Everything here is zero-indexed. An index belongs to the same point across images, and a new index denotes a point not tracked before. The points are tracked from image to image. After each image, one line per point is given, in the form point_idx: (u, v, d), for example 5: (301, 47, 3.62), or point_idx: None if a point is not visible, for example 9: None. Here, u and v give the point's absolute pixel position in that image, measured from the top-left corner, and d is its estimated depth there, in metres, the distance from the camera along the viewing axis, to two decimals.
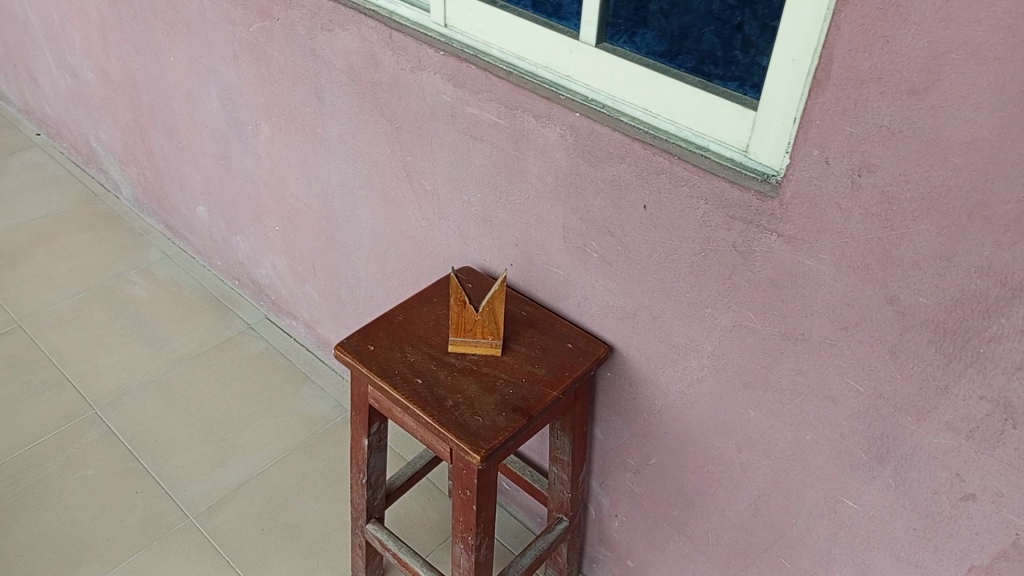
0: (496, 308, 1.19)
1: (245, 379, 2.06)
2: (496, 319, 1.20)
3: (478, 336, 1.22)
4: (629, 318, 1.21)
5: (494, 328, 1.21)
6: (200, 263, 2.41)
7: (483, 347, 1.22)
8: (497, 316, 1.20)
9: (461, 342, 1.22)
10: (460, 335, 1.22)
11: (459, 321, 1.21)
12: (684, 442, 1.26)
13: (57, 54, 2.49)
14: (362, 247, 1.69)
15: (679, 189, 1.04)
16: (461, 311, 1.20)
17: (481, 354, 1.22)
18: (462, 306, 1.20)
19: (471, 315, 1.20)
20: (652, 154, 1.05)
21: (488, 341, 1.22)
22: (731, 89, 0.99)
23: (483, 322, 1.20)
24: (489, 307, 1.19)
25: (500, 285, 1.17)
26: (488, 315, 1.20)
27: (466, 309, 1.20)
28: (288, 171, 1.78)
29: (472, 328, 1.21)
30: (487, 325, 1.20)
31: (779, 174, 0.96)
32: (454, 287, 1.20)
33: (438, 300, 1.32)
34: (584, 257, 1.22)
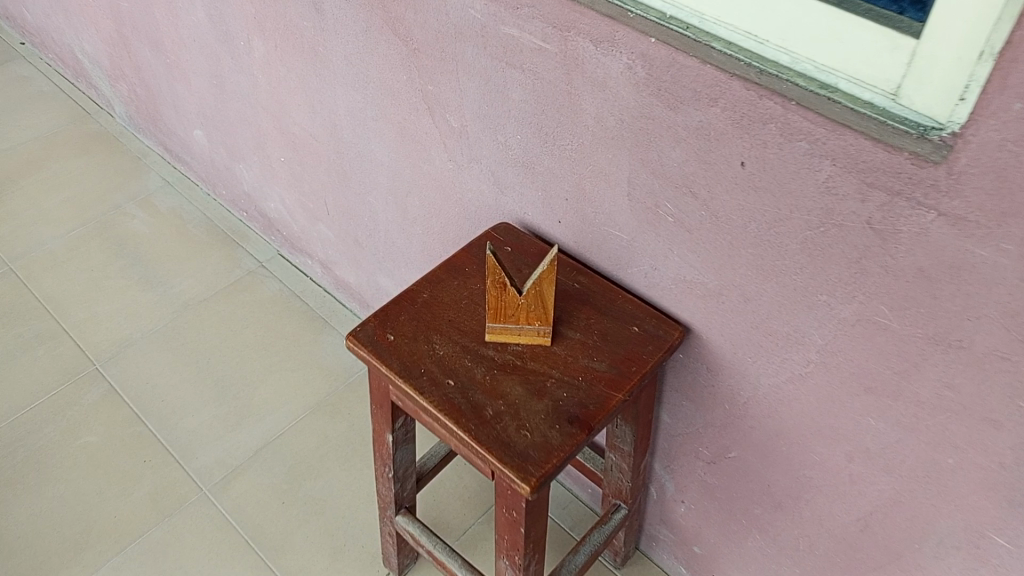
0: (544, 290, 0.95)
1: (257, 326, 1.86)
2: (545, 304, 0.96)
3: (521, 323, 0.98)
4: (711, 297, 0.96)
5: (542, 313, 0.97)
6: (204, 192, 2.18)
7: (529, 335, 0.99)
8: (546, 301, 0.96)
9: (502, 330, 0.99)
10: (499, 323, 0.98)
11: (498, 306, 0.97)
12: (776, 441, 1.04)
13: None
14: (379, 187, 1.44)
15: (794, 144, 0.77)
16: (500, 295, 0.96)
17: (526, 343, 0.99)
18: (501, 289, 0.96)
19: (513, 299, 0.96)
20: (758, 97, 0.77)
21: (534, 328, 0.98)
22: (879, 6, 0.68)
23: (526, 307, 0.96)
24: (536, 289, 0.95)
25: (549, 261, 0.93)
26: (534, 299, 0.95)
27: (506, 291, 0.96)
28: (289, 95, 1.51)
29: (513, 315, 0.97)
30: (534, 310, 0.96)
31: (948, 130, 0.68)
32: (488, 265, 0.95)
33: (469, 273, 1.07)
34: (654, 221, 0.96)
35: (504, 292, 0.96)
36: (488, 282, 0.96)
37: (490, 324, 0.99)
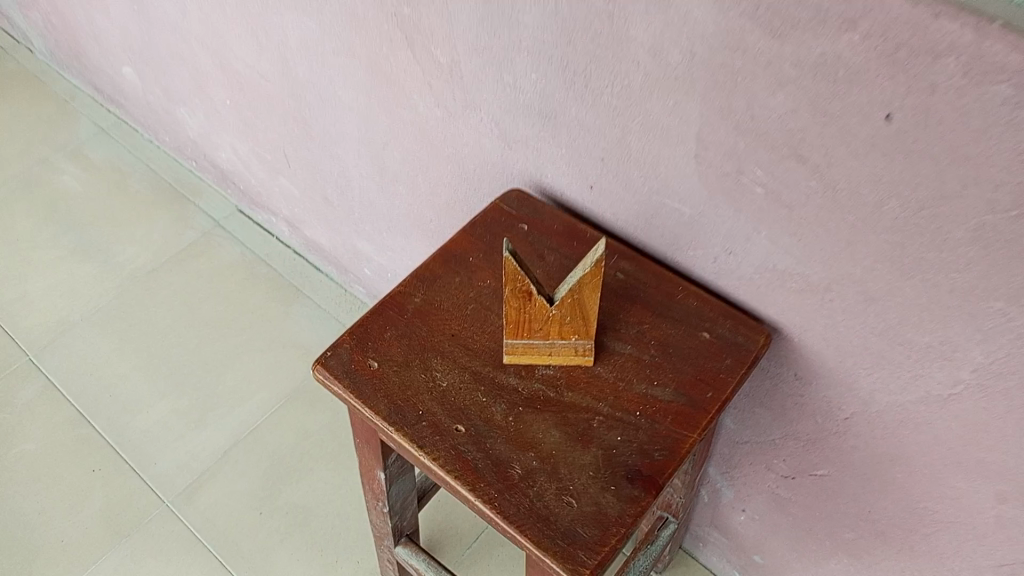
0: (584, 298, 0.69)
1: (218, 300, 1.58)
2: (585, 316, 0.70)
3: (551, 340, 0.72)
4: (812, 293, 0.71)
5: (581, 327, 0.71)
6: (145, 138, 1.86)
7: (562, 354, 0.73)
8: (587, 312, 0.70)
9: (525, 349, 0.74)
10: (521, 341, 0.73)
11: (521, 321, 0.71)
12: (888, 464, 0.80)
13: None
14: (348, 139, 1.15)
15: (990, 89, 0.49)
16: (523, 306, 0.70)
17: (557, 364, 0.74)
18: (524, 299, 0.70)
19: (541, 312, 0.70)
20: (933, 16, 0.49)
21: (569, 344, 0.73)
22: None
23: (559, 321, 0.71)
24: (573, 298, 0.69)
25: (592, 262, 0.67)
26: (570, 310, 0.70)
27: (533, 302, 0.70)
28: (226, 23, 1.19)
29: (541, 330, 0.72)
30: (570, 324, 0.71)
31: None
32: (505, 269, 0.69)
33: (475, 267, 0.81)
34: (732, 193, 0.69)
35: (530, 303, 0.70)
36: (506, 290, 0.70)
37: (510, 342, 0.73)
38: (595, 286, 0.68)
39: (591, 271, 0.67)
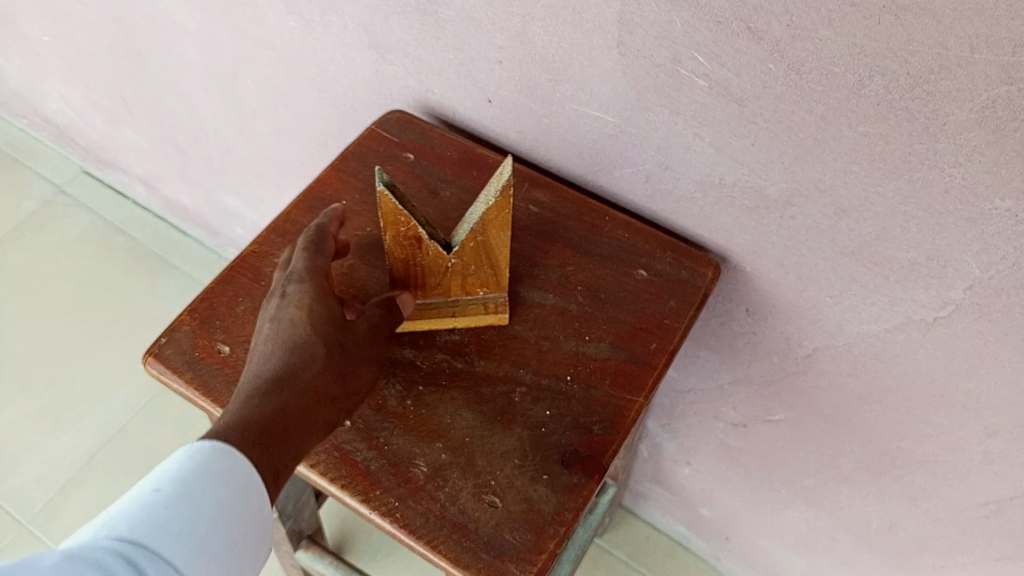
0: (493, 242, 0.55)
1: (68, 279, 1.36)
2: (495, 263, 0.57)
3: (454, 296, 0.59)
4: (766, 210, 0.57)
5: (490, 277, 0.58)
6: None
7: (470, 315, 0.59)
8: (497, 258, 0.56)
9: (421, 312, 0.59)
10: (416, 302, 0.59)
11: (415, 274, 0.57)
12: (857, 407, 0.68)
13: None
14: (191, 69, 0.95)
15: None
16: (417, 258, 0.56)
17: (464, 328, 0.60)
18: (416, 250, 0.55)
19: (440, 263, 0.56)
20: None
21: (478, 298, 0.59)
22: None
23: (463, 273, 0.57)
24: (478, 243, 0.55)
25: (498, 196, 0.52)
26: (475, 257, 0.56)
27: (427, 252, 0.55)
28: None
29: (438, 285, 0.58)
30: (475, 274, 0.57)
31: None
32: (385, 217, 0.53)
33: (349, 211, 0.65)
34: (665, 88, 0.54)
35: (425, 253, 0.55)
36: (387, 241, 0.55)
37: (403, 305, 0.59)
38: (506, 226, 0.54)
39: (500, 209, 0.53)
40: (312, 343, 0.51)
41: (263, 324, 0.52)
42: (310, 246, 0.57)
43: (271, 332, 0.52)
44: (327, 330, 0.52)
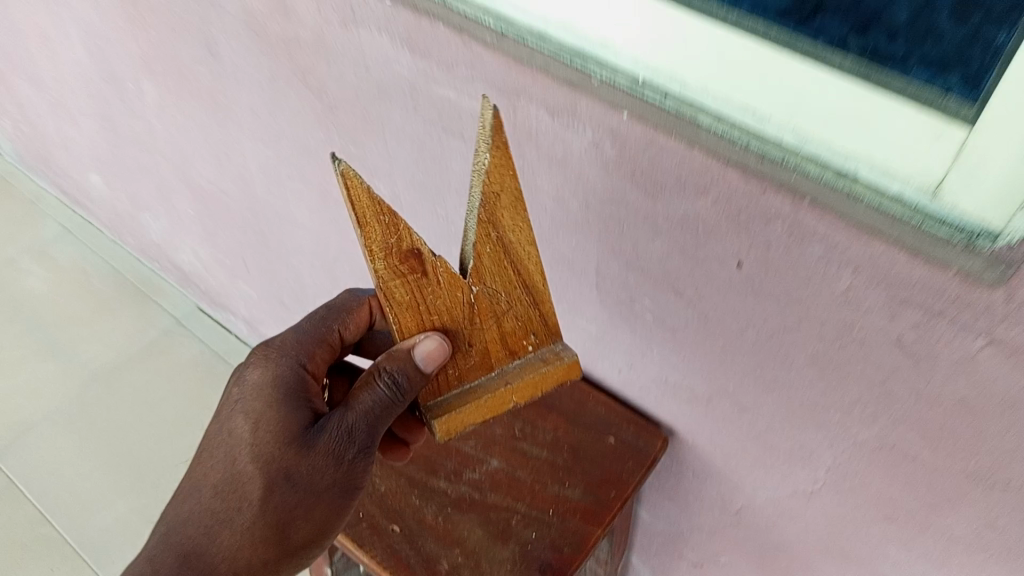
0: (507, 230, 0.62)
1: (177, 398, 1.65)
2: (515, 262, 0.63)
3: (494, 342, 0.65)
4: (697, 403, 0.82)
5: (515, 288, 0.64)
6: (108, 239, 1.88)
7: (528, 371, 0.66)
8: (517, 253, 0.63)
9: (463, 402, 0.65)
10: (454, 355, 0.64)
11: (442, 321, 0.63)
12: (775, 553, 0.89)
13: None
14: (304, 251, 1.26)
15: (808, 248, 0.62)
16: (435, 292, 0.62)
17: (524, 396, 0.66)
18: (426, 280, 0.61)
19: (463, 285, 0.62)
20: (763, 192, 0.62)
21: (525, 349, 0.67)
22: (917, 82, 0.53)
23: (485, 293, 0.64)
24: (496, 237, 0.62)
25: (494, 151, 0.57)
26: (495, 264, 0.63)
27: (444, 279, 0.62)
28: (190, 146, 1.27)
29: (470, 339, 0.64)
30: (499, 306, 0.64)
31: (999, 239, 0.53)
32: (373, 248, 0.59)
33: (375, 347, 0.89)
34: (627, 316, 0.81)
35: (442, 283, 0.62)
36: (385, 275, 0.60)
37: (445, 373, 0.64)
38: (514, 202, 0.61)
39: (498, 172, 0.59)
40: (260, 450, 0.70)
41: (230, 421, 0.72)
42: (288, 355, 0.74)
43: (229, 448, 0.71)
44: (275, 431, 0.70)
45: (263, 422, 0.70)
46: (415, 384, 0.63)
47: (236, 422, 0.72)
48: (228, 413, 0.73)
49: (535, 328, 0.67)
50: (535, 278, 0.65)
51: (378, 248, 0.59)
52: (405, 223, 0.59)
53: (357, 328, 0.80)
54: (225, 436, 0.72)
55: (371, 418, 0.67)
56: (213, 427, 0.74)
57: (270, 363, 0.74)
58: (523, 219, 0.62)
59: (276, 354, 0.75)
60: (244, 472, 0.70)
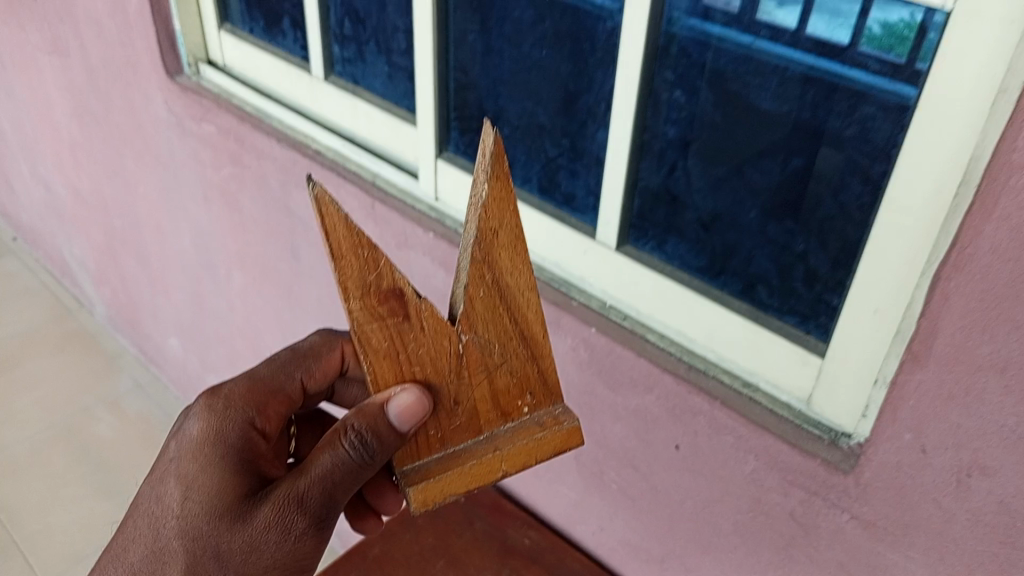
0: (503, 271, 0.61)
1: None
2: (511, 310, 0.62)
3: (483, 401, 0.64)
4: (655, 562, 0.99)
5: (512, 341, 0.63)
6: (174, 395, 2.11)
7: (520, 437, 0.65)
8: (513, 300, 0.62)
9: (450, 462, 0.64)
10: (436, 411, 0.63)
11: (425, 373, 0.62)
12: None
13: (6, 158, 2.20)
14: None
15: (722, 437, 0.81)
16: (418, 340, 0.61)
17: (515, 464, 0.65)
18: (408, 325, 0.60)
19: (452, 333, 0.61)
20: (687, 391, 0.81)
21: (519, 411, 0.66)
22: (789, 323, 0.78)
23: (475, 342, 0.62)
24: (490, 279, 0.60)
25: (492, 179, 0.56)
26: (490, 308, 0.62)
27: (429, 324, 0.60)
28: (263, 323, 1.53)
29: (465, 399, 0.64)
30: (491, 354, 0.63)
31: (853, 438, 0.74)
32: (348, 283, 0.58)
33: (343, 397, 0.93)
34: (599, 484, 1.01)
35: (427, 330, 0.60)
36: (358, 315, 0.59)
37: (424, 432, 0.64)
38: (513, 241, 0.60)
39: (498, 206, 0.58)
40: (193, 521, 0.71)
41: (169, 486, 0.74)
42: (241, 421, 0.78)
43: (165, 516, 0.73)
44: (212, 497, 0.72)
45: (199, 490, 0.72)
46: (385, 440, 0.63)
47: (169, 488, 0.74)
48: (163, 474, 0.75)
49: (531, 387, 0.66)
50: (534, 329, 0.64)
51: (354, 284, 0.58)
52: (385, 258, 0.58)
53: (318, 379, 0.86)
54: (156, 503, 0.74)
55: (323, 486, 0.69)
56: (145, 491, 0.76)
57: (215, 420, 0.77)
58: (522, 259, 0.61)
59: (223, 409, 0.78)
60: (173, 545, 0.71)
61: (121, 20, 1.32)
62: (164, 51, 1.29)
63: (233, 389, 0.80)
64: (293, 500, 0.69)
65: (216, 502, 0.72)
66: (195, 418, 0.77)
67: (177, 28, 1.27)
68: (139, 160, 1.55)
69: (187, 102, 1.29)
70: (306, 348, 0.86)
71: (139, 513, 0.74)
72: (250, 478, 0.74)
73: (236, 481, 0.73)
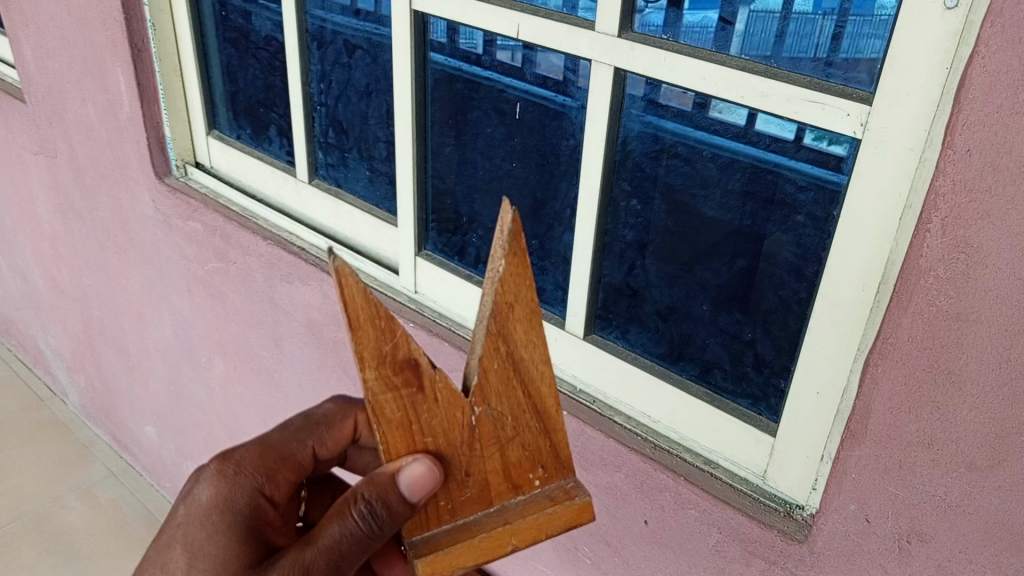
0: (518, 345, 0.57)
1: None
2: (525, 383, 0.59)
3: (494, 474, 0.61)
4: None
5: (525, 414, 0.59)
6: (148, 483, 2.13)
7: (531, 512, 0.61)
8: (528, 373, 0.58)
9: (461, 535, 0.61)
10: (447, 484, 0.60)
11: (438, 445, 0.59)
12: None
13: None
14: None
15: (686, 511, 0.87)
16: (431, 411, 0.58)
17: (525, 539, 0.61)
18: (422, 397, 0.57)
19: (465, 405, 0.58)
20: (653, 469, 0.88)
21: (531, 484, 0.62)
22: (743, 405, 0.86)
23: (489, 415, 0.59)
24: (505, 352, 0.57)
25: (508, 255, 0.52)
26: (505, 381, 0.58)
27: (443, 396, 0.58)
28: (243, 409, 1.57)
29: (478, 470, 0.61)
30: (505, 425, 0.59)
31: (806, 509, 0.81)
32: (364, 352, 0.55)
33: (356, 463, 0.86)
34: (574, 559, 1.06)
35: (441, 401, 0.58)
36: (372, 386, 0.56)
37: (434, 504, 0.61)
38: (529, 314, 0.56)
39: (513, 281, 0.54)
40: None
41: (173, 556, 0.70)
42: (248, 492, 0.72)
43: None
44: (215, 570, 0.67)
45: (205, 558, 0.68)
46: (395, 510, 0.60)
47: (175, 556, 0.69)
48: (169, 541, 0.71)
49: (543, 461, 0.62)
50: (547, 401, 0.60)
51: (370, 353, 0.55)
52: (402, 328, 0.56)
53: (331, 447, 0.78)
54: (160, 572, 0.69)
55: (330, 558, 0.64)
56: (150, 555, 0.71)
57: (224, 487, 0.72)
58: (538, 333, 0.57)
59: (233, 475, 0.72)
60: None
61: (112, 125, 1.39)
62: (153, 155, 1.36)
63: (244, 453, 0.74)
64: (298, 572, 0.64)
65: (221, 574, 0.67)
66: (203, 484, 0.72)
67: (167, 133, 1.35)
68: (123, 254, 1.60)
69: (175, 201, 1.36)
70: (320, 415, 0.78)
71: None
72: (257, 549, 0.69)
73: (241, 555, 0.68)
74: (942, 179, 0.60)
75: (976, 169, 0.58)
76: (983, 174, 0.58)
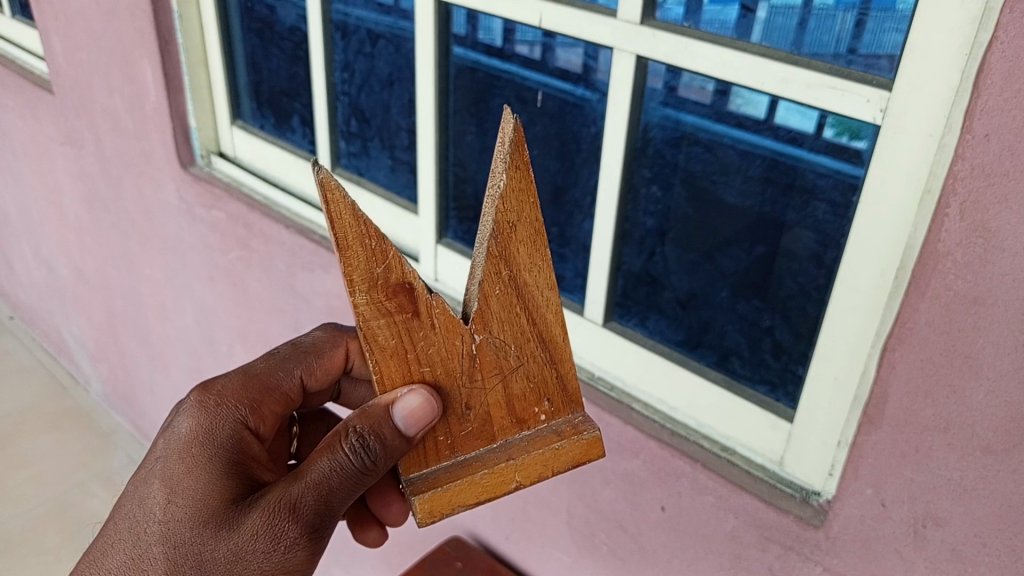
0: (521, 269, 0.60)
1: None
2: (529, 310, 0.62)
3: (497, 407, 0.64)
4: None
5: (529, 343, 0.63)
6: None
7: (536, 447, 0.64)
8: (532, 300, 0.61)
9: (464, 471, 0.63)
10: (447, 416, 0.63)
11: (435, 375, 0.62)
12: None
13: (10, 241, 2.28)
14: None
15: (703, 497, 0.88)
16: (428, 339, 0.60)
17: (529, 476, 0.64)
18: (418, 322, 0.60)
19: (464, 333, 0.61)
20: (670, 455, 0.89)
21: (536, 418, 0.66)
22: (760, 392, 0.87)
23: (490, 344, 0.62)
24: (507, 276, 0.60)
25: (511, 170, 0.56)
26: (509, 309, 0.61)
27: (441, 324, 0.60)
28: None
29: (483, 402, 0.63)
30: (507, 355, 0.62)
31: (822, 495, 0.81)
32: (354, 275, 0.57)
33: (350, 399, 0.90)
34: (590, 546, 1.07)
35: (439, 329, 0.60)
36: (362, 309, 0.58)
37: (433, 437, 0.63)
38: (532, 237, 0.59)
39: (517, 198, 0.58)
40: (175, 527, 0.66)
41: (150, 490, 0.68)
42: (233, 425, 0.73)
43: (143, 521, 0.67)
44: (197, 501, 0.66)
45: (183, 493, 0.67)
46: (389, 443, 0.62)
47: (153, 490, 0.68)
48: (147, 475, 0.70)
49: (549, 394, 0.65)
50: (552, 330, 0.63)
51: (360, 276, 0.57)
52: (393, 250, 0.58)
53: (319, 377, 0.82)
54: (137, 507, 0.68)
55: (319, 493, 0.66)
56: (128, 492, 0.70)
57: (205, 419, 0.72)
58: (540, 256, 0.60)
59: (215, 406, 0.73)
60: (150, 554, 0.65)
61: (138, 115, 1.42)
62: (179, 145, 1.38)
63: (225, 385, 0.76)
64: (286, 506, 0.65)
65: (202, 508, 0.66)
66: (184, 416, 0.72)
67: (192, 123, 1.37)
68: (148, 243, 1.63)
69: (199, 191, 1.39)
70: (308, 345, 0.82)
71: (115, 516, 0.68)
72: (240, 483, 0.69)
73: (225, 487, 0.68)
74: (960, 164, 0.61)
75: (994, 154, 0.59)
76: (1000, 159, 0.59)
